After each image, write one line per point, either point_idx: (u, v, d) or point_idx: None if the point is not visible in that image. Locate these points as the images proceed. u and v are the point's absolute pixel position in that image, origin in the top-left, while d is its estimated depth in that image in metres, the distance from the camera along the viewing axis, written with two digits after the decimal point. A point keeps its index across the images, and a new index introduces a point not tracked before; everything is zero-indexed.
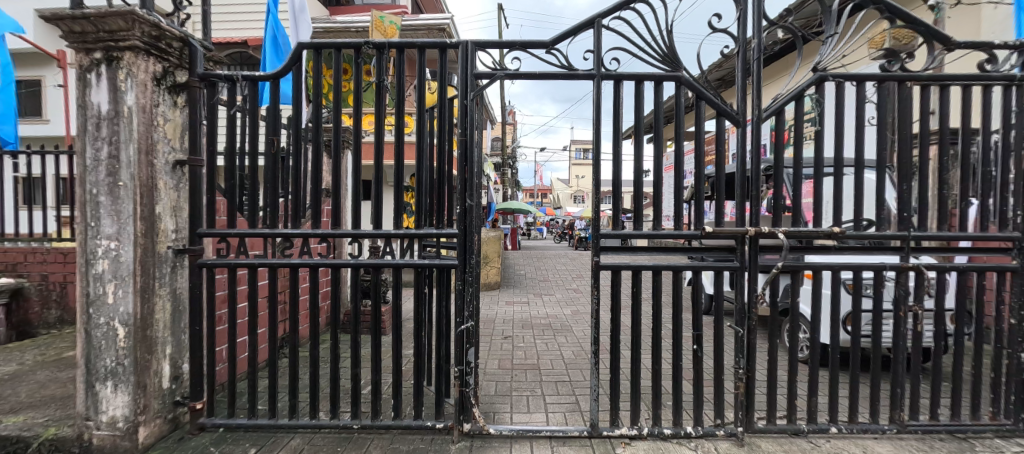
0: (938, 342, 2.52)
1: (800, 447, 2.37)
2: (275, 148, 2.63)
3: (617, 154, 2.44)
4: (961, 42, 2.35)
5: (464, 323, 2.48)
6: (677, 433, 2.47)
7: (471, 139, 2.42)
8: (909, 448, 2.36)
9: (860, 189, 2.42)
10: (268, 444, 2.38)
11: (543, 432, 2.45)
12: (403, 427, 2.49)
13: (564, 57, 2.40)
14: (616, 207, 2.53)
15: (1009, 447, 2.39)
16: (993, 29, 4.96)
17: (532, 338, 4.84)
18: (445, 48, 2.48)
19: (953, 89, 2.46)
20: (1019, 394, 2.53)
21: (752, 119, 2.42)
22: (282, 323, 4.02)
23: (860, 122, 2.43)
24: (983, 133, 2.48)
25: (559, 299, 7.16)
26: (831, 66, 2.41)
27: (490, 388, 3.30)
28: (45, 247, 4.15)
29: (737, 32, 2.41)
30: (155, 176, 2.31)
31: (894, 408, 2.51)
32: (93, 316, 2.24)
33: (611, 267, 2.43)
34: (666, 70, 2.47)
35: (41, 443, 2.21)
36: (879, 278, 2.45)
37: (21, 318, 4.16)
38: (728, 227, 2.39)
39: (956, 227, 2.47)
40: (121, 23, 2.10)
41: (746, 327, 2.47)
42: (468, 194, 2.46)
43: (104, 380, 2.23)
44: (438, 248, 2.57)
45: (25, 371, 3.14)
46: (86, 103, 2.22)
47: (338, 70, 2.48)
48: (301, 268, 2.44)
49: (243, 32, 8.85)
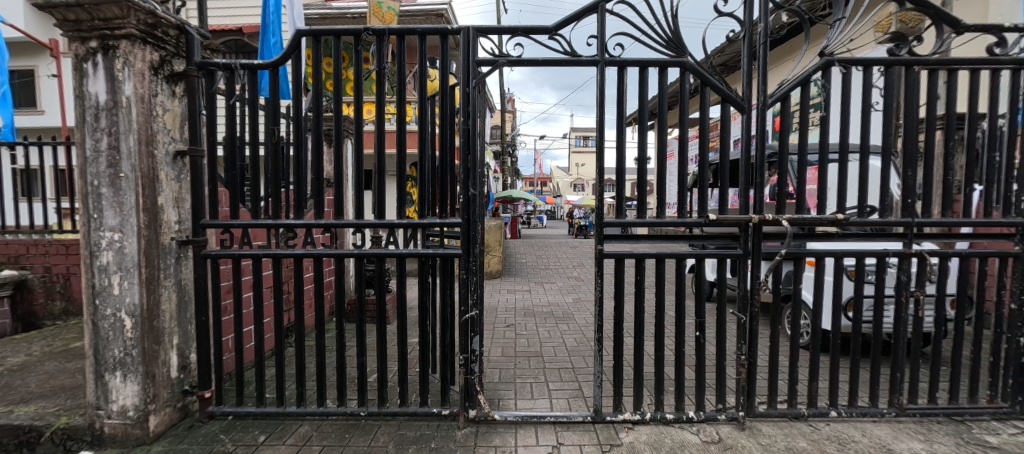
0: (938, 328, 2.53)
1: (800, 430, 2.41)
2: (275, 138, 2.58)
3: (620, 141, 2.41)
4: (969, 25, 2.30)
5: (469, 312, 2.49)
6: (679, 417, 2.51)
7: (474, 129, 2.40)
8: (908, 431, 2.39)
9: (866, 175, 2.41)
10: (278, 430, 2.42)
11: (547, 417, 2.49)
12: (409, 414, 2.53)
13: (567, 42, 2.36)
14: (619, 195, 2.49)
15: (1005, 429, 2.43)
16: (1001, 11, 4.84)
17: (534, 325, 4.87)
18: (445, 35, 2.42)
19: (961, 72, 2.42)
20: (1017, 378, 2.56)
21: (758, 105, 2.31)
22: (287, 312, 4.11)
23: (867, 107, 2.39)
24: (989, 118, 2.46)
25: (560, 287, 7.20)
26: (838, 50, 2.38)
27: (494, 375, 3.34)
28: (46, 240, 4.13)
29: (743, 15, 2.37)
30: (156, 167, 2.29)
31: (894, 393, 2.54)
32: (99, 307, 2.25)
33: (614, 256, 2.42)
34: (671, 56, 2.44)
35: (54, 432, 2.24)
36: (882, 264, 2.44)
37: (27, 310, 4.17)
38: (731, 215, 2.37)
39: (959, 213, 2.47)
40: (116, 10, 2.06)
41: (749, 314, 2.48)
42: (471, 182, 2.42)
43: (114, 370, 2.25)
44: (443, 238, 2.61)
45: (35, 361, 3.17)
46: (84, 93, 2.20)
47: (337, 58, 2.42)
48: (305, 258, 2.43)
49: (239, 19, 8.72)
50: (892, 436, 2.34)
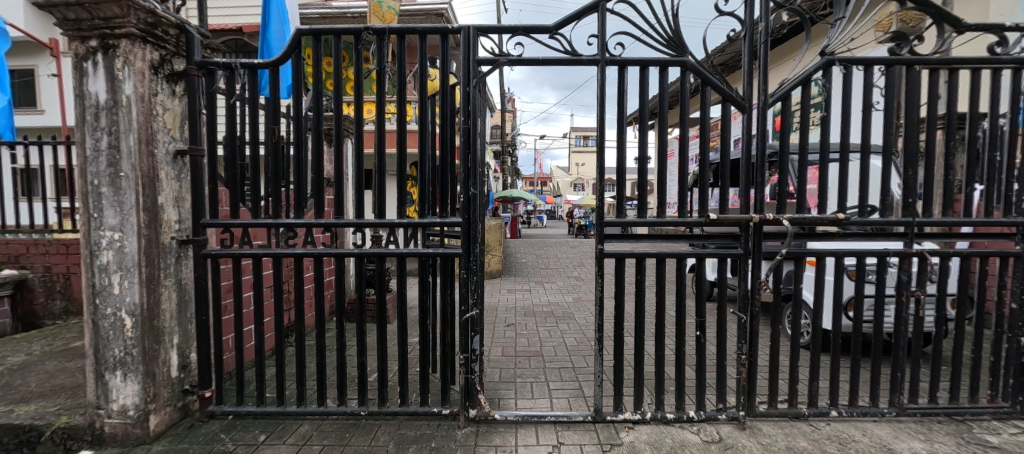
0: (939, 327, 2.53)
1: (800, 430, 2.41)
2: (275, 137, 2.58)
3: (620, 141, 2.40)
4: (970, 24, 2.30)
5: (470, 311, 2.48)
6: (679, 417, 2.50)
7: (474, 128, 2.39)
8: (908, 431, 2.39)
9: (867, 175, 2.41)
10: (279, 430, 2.42)
11: (548, 417, 2.49)
12: (409, 413, 2.52)
13: (568, 42, 2.36)
14: (619, 194, 2.49)
15: (1005, 429, 2.43)
16: (1002, 11, 4.84)
17: (534, 325, 4.87)
18: (446, 34, 2.42)
19: (962, 71, 2.42)
20: (1017, 377, 2.56)
21: (758, 104, 2.31)
22: (287, 312, 4.12)
23: (867, 107, 2.39)
24: (990, 117, 2.46)
25: (561, 287, 7.20)
26: (839, 49, 2.37)
27: (494, 375, 3.34)
28: (46, 239, 4.13)
29: (744, 15, 2.37)
30: (156, 166, 2.29)
31: (894, 392, 2.54)
32: (99, 306, 2.25)
33: (615, 255, 2.42)
34: (672, 55, 2.43)
35: (54, 431, 2.24)
36: (883, 264, 2.44)
37: (27, 309, 4.17)
38: (732, 214, 2.36)
39: (960, 212, 2.46)
40: (116, 10, 2.05)
41: (749, 314, 2.48)
42: (471, 181, 2.41)
43: (114, 370, 2.25)
44: (443, 238, 2.60)
45: (35, 361, 3.17)
46: (84, 93, 2.20)
47: (337, 57, 2.41)
48: (305, 258, 2.43)
49: (239, 19, 8.72)
50: (893, 435, 2.34)
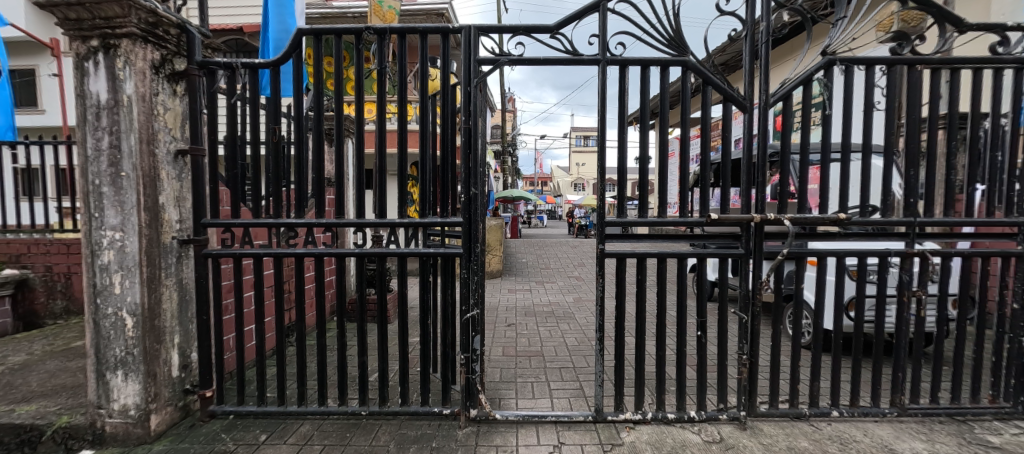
0: (941, 327, 2.52)
1: (801, 430, 2.41)
2: (276, 137, 2.57)
3: (621, 141, 2.39)
4: (972, 24, 2.29)
5: (470, 311, 2.48)
6: (680, 417, 2.50)
7: (474, 127, 2.39)
8: (909, 431, 2.39)
9: (869, 174, 2.40)
10: (279, 430, 2.42)
11: (548, 417, 2.49)
12: (410, 413, 2.52)
13: (568, 41, 2.35)
14: (620, 194, 2.49)
15: (1007, 429, 2.42)
16: (1003, 11, 4.82)
17: (535, 325, 4.86)
18: (446, 34, 2.42)
19: (963, 71, 2.42)
20: (1019, 378, 2.55)
21: (759, 104, 2.31)
22: (288, 312, 4.11)
23: (869, 107, 2.39)
24: (991, 117, 2.45)
25: (561, 287, 7.20)
26: (840, 49, 2.37)
27: (494, 375, 3.34)
28: (47, 239, 4.13)
29: (745, 15, 2.36)
30: (156, 166, 2.29)
31: (895, 392, 2.54)
32: (100, 306, 2.25)
33: (615, 255, 2.42)
34: (673, 54, 2.43)
35: (54, 431, 2.24)
36: (884, 264, 2.44)
37: (28, 309, 4.17)
38: (733, 214, 2.36)
39: (961, 212, 2.46)
40: (117, 9, 2.05)
41: (750, 314, 2.48)
42: (472, 181, 2.41)
43: (114, 369, 2.25)
44: (444, 237, 2.60)
45: (35, 361, 3.16)
46: (85, 92, 2.20)
47: (337, 57, 2.38)
48: (306, 257, 2.43)
49: (239, 19, 8.72)
50: (894, 436, 2.34)
